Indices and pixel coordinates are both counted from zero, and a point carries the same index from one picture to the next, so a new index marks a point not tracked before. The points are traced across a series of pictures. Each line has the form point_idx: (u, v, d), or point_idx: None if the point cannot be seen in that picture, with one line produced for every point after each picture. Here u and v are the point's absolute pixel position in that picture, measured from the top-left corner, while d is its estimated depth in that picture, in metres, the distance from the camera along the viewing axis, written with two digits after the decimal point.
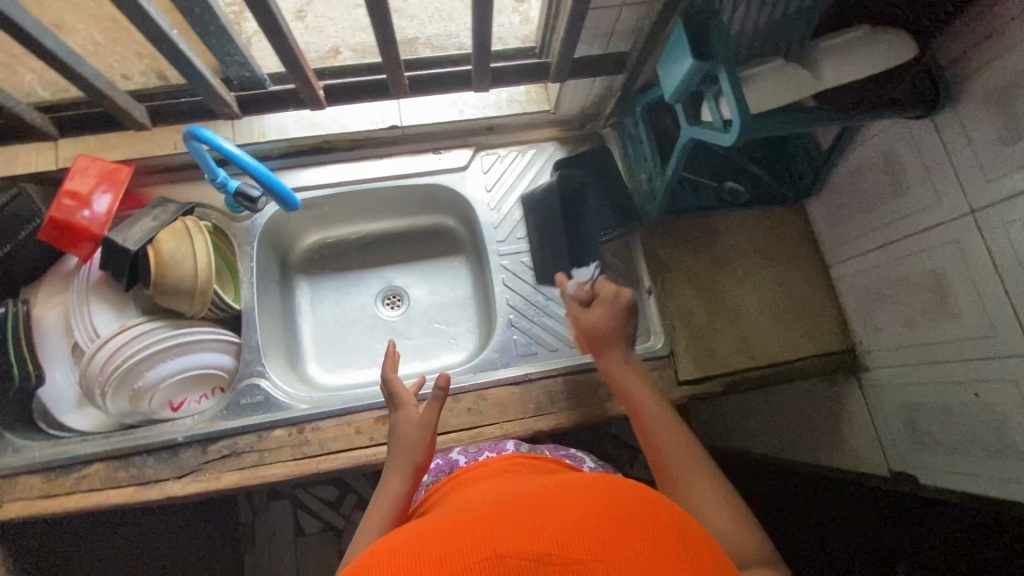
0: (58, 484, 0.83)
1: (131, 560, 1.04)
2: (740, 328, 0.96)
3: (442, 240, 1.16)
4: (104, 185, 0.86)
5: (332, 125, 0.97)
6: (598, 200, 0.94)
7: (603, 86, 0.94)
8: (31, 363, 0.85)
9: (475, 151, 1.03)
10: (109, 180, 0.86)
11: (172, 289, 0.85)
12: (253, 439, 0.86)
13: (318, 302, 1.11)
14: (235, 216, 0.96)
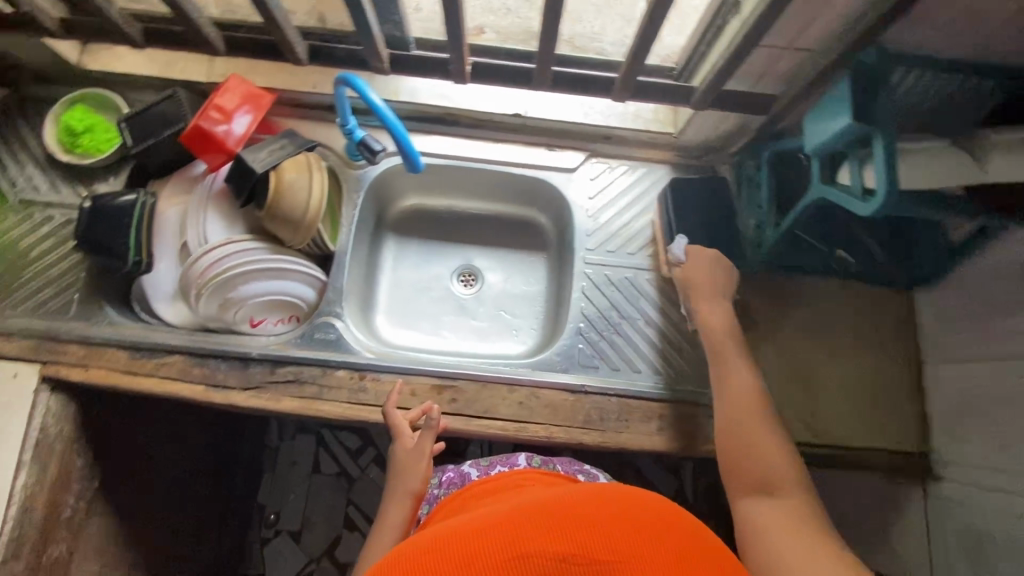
0: (140, 364, 0.90)
1: None
2: (811, 400, 0.93)
3: (528, 234, 1.16)
4: (248, 106, 0.91)
5: (462, 100, 1.00)
6: (701, 234, 0.92)
7: (736, 123, 0.92)
8: (144, 251, 0.90)
9: (587, 156, 1.03)
10: (253, 103, 0.91)
11: (282, 216, 0.90)
12: (318, 372, 0.90)
13: (399, 262, 1.15)
14: (351, 163, 1.01)
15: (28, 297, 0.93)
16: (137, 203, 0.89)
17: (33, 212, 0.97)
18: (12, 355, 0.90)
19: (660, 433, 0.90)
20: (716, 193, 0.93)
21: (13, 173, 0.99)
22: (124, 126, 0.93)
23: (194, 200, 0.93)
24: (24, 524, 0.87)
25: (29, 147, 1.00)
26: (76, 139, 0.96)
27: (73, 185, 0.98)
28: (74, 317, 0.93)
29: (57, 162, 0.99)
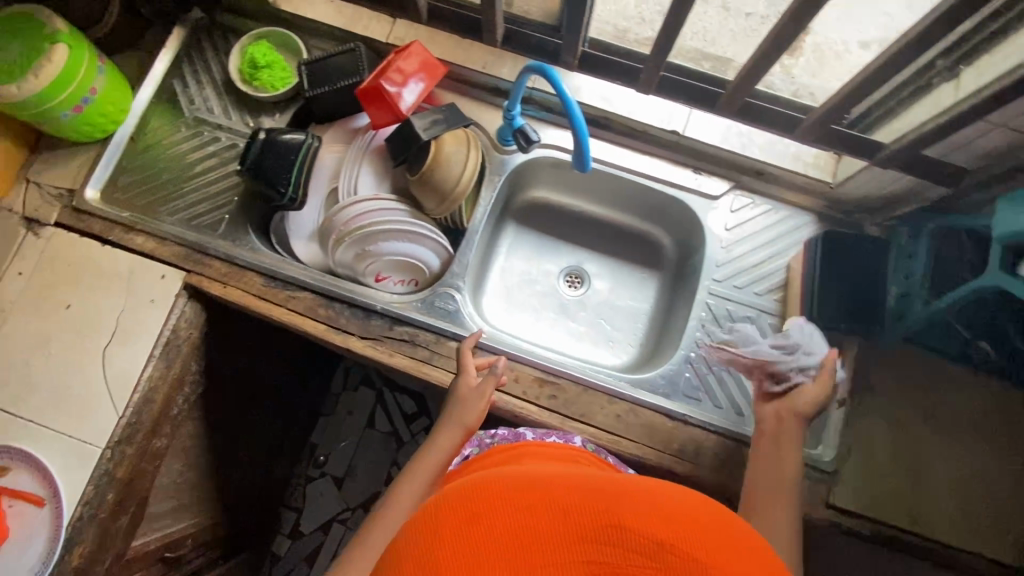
0: (273, 292, 0.95)
1: None
2: (915, 486, 0.89)
3: (645, 250, 1.15)
4: (424, 75, 0.94)
5: (623, 107, 1.00)
6: (843, 291, 0.89)
7: (905, 188, 0.89)
8: (301, 190, 0.96)
9: (733, 188, 1.01)
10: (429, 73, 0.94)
11: (433, 185, 0.93)
12: (432, 339, 0.93)
13: (512, 250, 1.17)
14: (499, 146, 1.03)
15: (185, 209, 1.01)
16: (303, 145, 0.94)
17: (202, 131, 1.05)
18: (164, 258, 0.97)
19: None
20: (868, 253, 0.89)
21: (193, 92, 1.07)
22: (304, 70, 0.99)
23: (352, 151, 0.98)
24: (142, 412, 0.93)
25: (210, 70, 1.07)
26: (257, 72, 1.02)
27: (243, 114, 1.05)
28: (222, 236, 0.99)
29: (232, 90, 1.06)
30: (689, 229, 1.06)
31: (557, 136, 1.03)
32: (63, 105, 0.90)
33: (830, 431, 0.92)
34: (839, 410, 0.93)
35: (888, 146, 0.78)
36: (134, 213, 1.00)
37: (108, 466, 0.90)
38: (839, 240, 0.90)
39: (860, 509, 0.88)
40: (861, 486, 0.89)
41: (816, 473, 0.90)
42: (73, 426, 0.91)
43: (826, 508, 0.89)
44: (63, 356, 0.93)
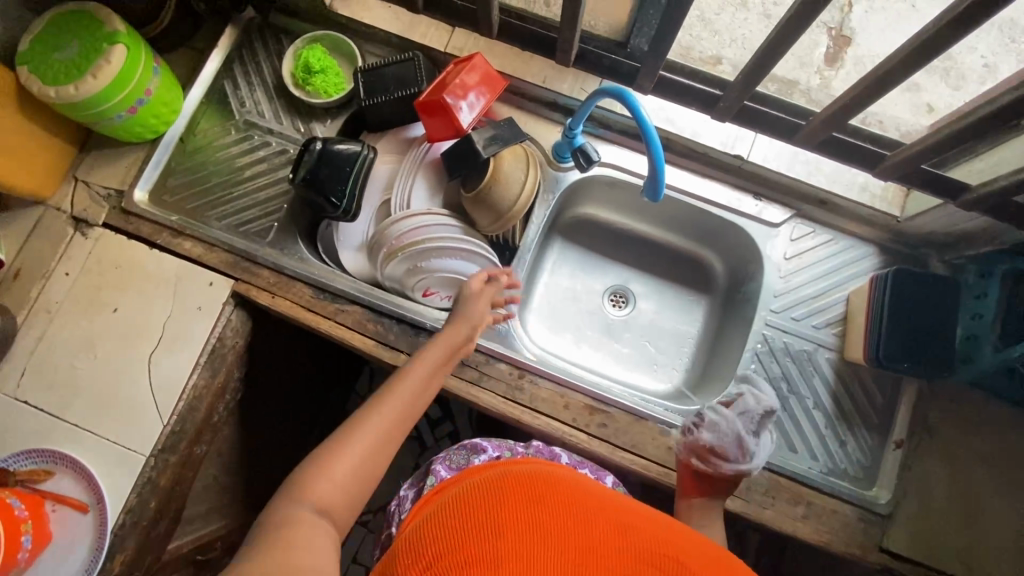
0: (321, 304, 0.94)
1: None
2: (975, 534, 0.86)
3: (693, 272, 1.13)
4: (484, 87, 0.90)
5: (686, 129, 0.99)
6: (912, 331, 0.85)
7: (981, 227, 0.85)
8: (354, 202, 0.94)
9: (793, 216, 0.98)
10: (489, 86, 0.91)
11: (490, 202, 0.90)
12: (481, 359, 0.92)
13: (557, 266, 1.15)
14: (554, 162, 1.00)
15: (233, 214, 0.99)
16: (359, 156, 0.93)
17: (252, 135, 1.03)
18: (212, 264, 0.96)
19: (805, 519, 0.86)
20: (939, 294, 0.86)
21: (244, 94, 1.05)
22: (359, 77, 0.97)
23: (407, 163, 0.97)
24: (186, 420, 0.92)
25: (262, 72, 1.05)
26: (310, 77, 1.00)
27: (294, 119, 1.03)
28: (270, 243, 0.98)
29: (283, 93, 1.04)
30: (744, 255, 1.03)
31: (615, 154, 1.01)
32: (119, 106, 0.89)
33: (886, 472, 0.90)
34: (896, 452, 0.90)
35: (973, 188, 0.75)
36: (183, 217, 0.99)
37: (152, 474, 0.89)
38: (912, 280, 0.86)
39: (916, 555, 0.85)
40: (918, 531, 0.86)
41: (871, 516, 0.88)
42: (118, 432, 0.90)
43: (879, 551, 0.86)
44: (108, 359, 0.92)
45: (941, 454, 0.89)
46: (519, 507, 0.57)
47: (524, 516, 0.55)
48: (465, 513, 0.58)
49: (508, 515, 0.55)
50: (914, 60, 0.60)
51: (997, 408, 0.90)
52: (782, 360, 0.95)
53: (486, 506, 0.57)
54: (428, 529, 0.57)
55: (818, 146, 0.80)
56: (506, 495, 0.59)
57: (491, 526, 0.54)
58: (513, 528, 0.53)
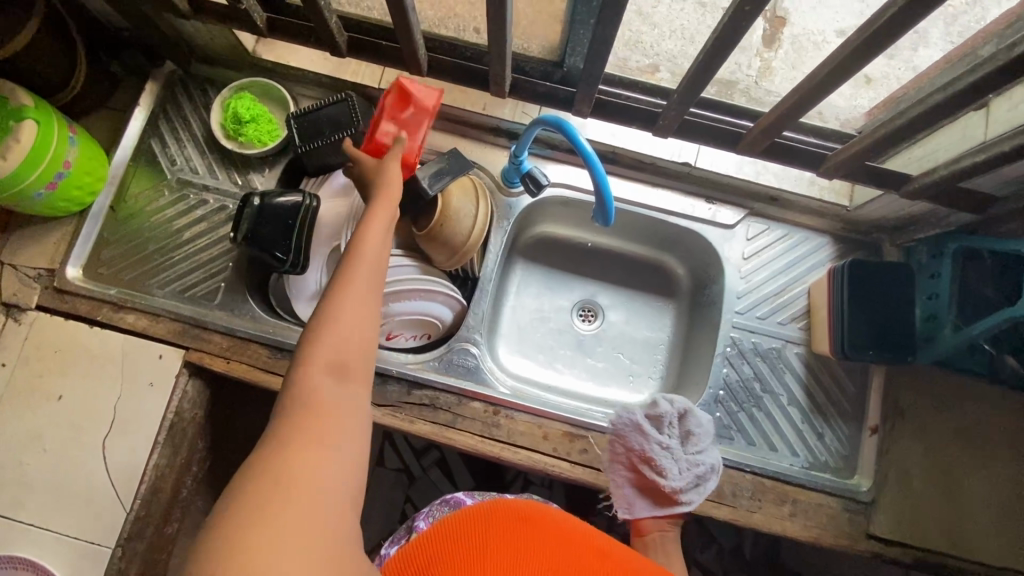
0: (280, 363, 0.90)
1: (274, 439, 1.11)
2: (954, 509, 0.88)
3: (657, 279, 1.12)
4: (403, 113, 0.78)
5: (632, 144, 0.98)
6: (876, 321, 0.86)
7: (927, 210, 0.86)
8: (303, 256, 0.91)
9: (747, 215, 0.99)
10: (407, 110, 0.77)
11: (443, 238, 0.88)
12: (453, 400, 0.89)
13: (522, 288, 1.13)
14: (504, 187, 0.98)
15: (176, 279, 0.95)
16: (302, 207, 0.89)
17: (188, 194, 0.98)
18: (161, 336, 0.91)
19: (793, 517, 0.87)
20: (898, 281, 0.86)
21: (174, 152, 1.00)
22: (293, 123, 0.93)
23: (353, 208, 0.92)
24: (151, 503, 0.87)
25: (190, 127, 1.01)
26: (241, 127, 0.96)
27: (230, 172, 0.99)
28: (220, 306, 0.94)
29: (216, 146, 1.00)
30: (703, 258, 1.03)
31: (567, 173, 1.00)
32: (37, 183, 0.83)
33: (864, 460, 0.91)
34: (872, 437, 0.92)
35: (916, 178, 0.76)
36: (123, 289, 0.94)
37: (120, 565, 0.85)
38: (871, 270, 0.86)
39: (902, 539, 0.87)
40: (901, 515, 0.88)
41: (855, 505, 0.89)
42: (79, 527, 0.85)
43: (868, 540, 0.87)
44: (59, 451, 0.87)
45: (915, 435, 0.90)
46: (516, 543, 0.56)
47: (521, 553, 0.55)
48: (468, 536, 0.57)
49: (504, 550, 0.55)
50: (850, 63, 0.60)
51: (963, 383, 0.92)
52: (753, 361, 0.95)
53: (487, 534, 0.57)
54: (428, 538, 0.58)
55: (762, 152, 0.80)
56: (507, 525, 0.59)
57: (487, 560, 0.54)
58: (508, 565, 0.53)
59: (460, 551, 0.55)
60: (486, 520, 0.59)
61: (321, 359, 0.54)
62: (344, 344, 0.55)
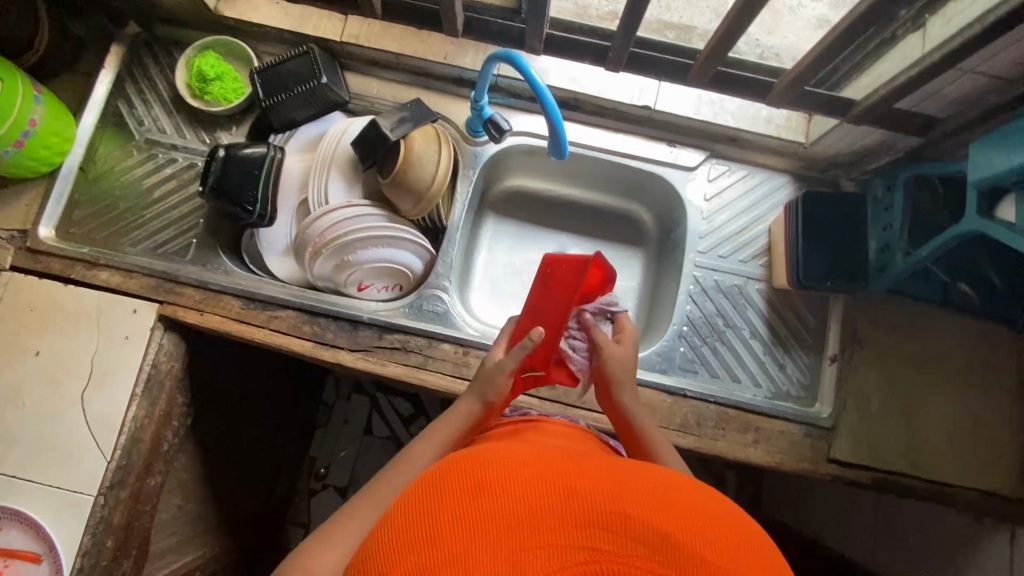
0: (252, 313, 0.92)
1: None
2: (910, 431, 0.91)
3: (626, 227, 1.14)
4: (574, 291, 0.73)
5: (591, 87, 0.98)
6: (826, 250, 0.90)
7: (878, 141, 0.88)
8: (268, 207, 0.93)
9: (707, 157, 1.01)
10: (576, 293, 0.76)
11: (407, 185, 0.90)
12: (423, 342, 0.92)
13: (494, 242, 1.14)
14: (469, 138, 1.00)
15: (149, 237, 0.96)
16: (267, 157, 0.92)
17: (156, 153, 1.00)
18: (134, 291, 0.93)
19: (756, 445, 0.90)
20: (846, 212, 0.91)
21: (141, 113, 1.01)
22: (257, 78, 0.95)
23: (320, 159, 0.95)
24: (132, 454, 0.90)
25: (156, 88, 1.02)
26: (207, 85, 0.97)
27: (197, 131, 1.00)
28: (192, 261, 0.96)
29: (182, 106, 1.01)
30: (667, 203, 1.06)
31: (529, 122, 1.01)
32: (3, 140, 0.84)
33: (825, 388, 0.94)
34: (832, 366, 0.94)
35: (861, 104, 0.78)
36: (95, 247, 0.95)
37: (104, 512, 0.87)
38: (820, 203, 0.90)
39: (861, 461, 0.90)
40: (860, 438, 0.91)
41: (816, 431, 0.92)
42: (61, 476, 0.87)
43: (829, 463, 0.90)
44: (39, 405, 0.88)
45: (873, 362, 0.93)
46: (516, 476, 0.42)
47: (524, 488, 0.41)
48: (452, 480, 0.42)
49: (504, 487, 0.41)
50: None
51: (917, 310, 0.95)
52: (716, 297, 0.98)
53: (478, 474, 0.42)
54: (404, 502, 0.43)
55: (710, 83, 0.82)
56: (505, 462, 0.44)
57: (483, 499, 0.40)
58: (508, 506, 0.40)
59: (446, 497, 0.41)
60: (477, 464, 0.44)
61: (341, 541, 0.58)
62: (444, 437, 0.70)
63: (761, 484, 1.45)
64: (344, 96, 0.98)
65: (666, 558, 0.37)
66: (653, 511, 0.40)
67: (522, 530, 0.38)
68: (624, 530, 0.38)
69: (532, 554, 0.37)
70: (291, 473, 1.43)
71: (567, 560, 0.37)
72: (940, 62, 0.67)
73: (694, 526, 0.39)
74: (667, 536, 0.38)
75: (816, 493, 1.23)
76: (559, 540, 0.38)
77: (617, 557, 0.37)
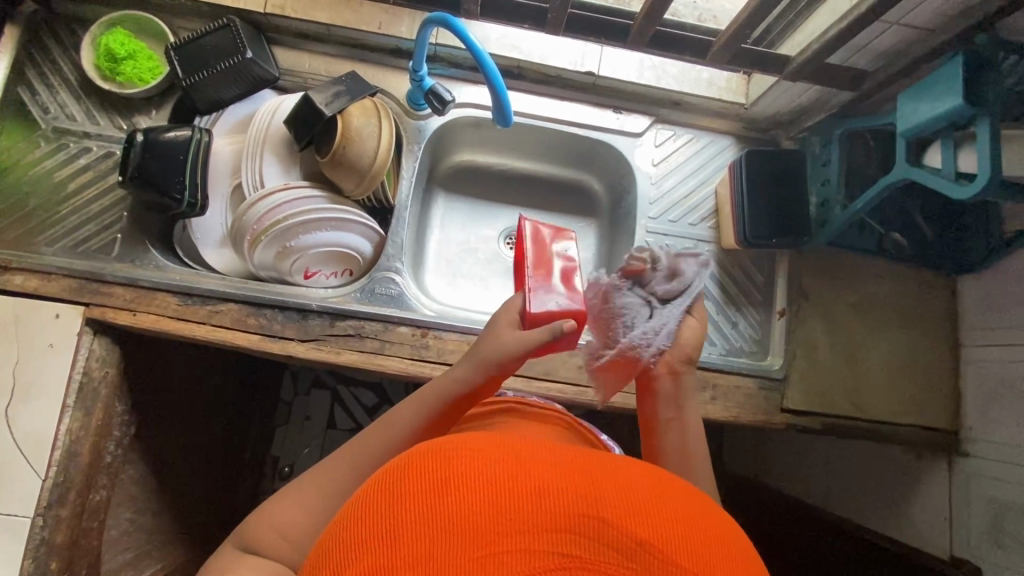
0: (192, 310, 0.86)
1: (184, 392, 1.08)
2: (855, 376, 0.95)
3: (579, 199, 1.13)
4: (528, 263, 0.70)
5: (533, 53, 0.96)
6: (768, 209, 0.92)
7: (813, 98, 0.91)
8: (198, 194, 0.88)
9: (653, 122, 1.02)
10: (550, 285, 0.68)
11: (349, 161, 0.86)
12: (379, 327, 0.88)
13: (446, 220, 1.11)
14: (412, 112, 0.97)
15: (65, 235, 0.88)
16: (192, 140, 0.87)
17: (66, 142, 0.91)
18: (55, 295, 0.85)
19: (714, 401, 0.92)
20: (786, 168, 0.93)
21: (44, 99, 0.92)
22: (173, 55, 0.88)
23: (250, 140, 0.90)
24: (70, 469, 0.83)
25: (60, 70, 0.93)
26: (118, 65, 0.90)
27: (112, 116, 0.93)
28: (119, 258, 0.89)
29: (93, 89, 0.93)
30: (616, 170, 1.06)
31: (472, 93, 0.98)
32: None
33: (775, 341, 0.98)
34: (781, 320, 0.98)
35: (795, 61, 0.80)
36: (4, 250, 0.86)
37: (44, 534, 0.81)
38: (761, 162, 0.93)
39: (812, 409, 0.93)
40: (811, 387, 0.94)
41: (769, 383, 0.95)
42: None
43: (783, 413, 0.94)
44: None
45: (818, 313, 0.97)
46: (484, 472, 0.37)
47: (493, 486, 0.36)
48: (413, 476, 0.38)
49: (469, 485, 0.36)
50: None
51: (855, 260, 0.99)
52: None
53: (445, 469, 0.37)
54: (365, 500, 0.38)
55: (648, 45, 0.82)
56: (474, 453, 0.39)
57: (446, 498, 0.35)
58: (472, 504, 0.35)
59: (410, 494, 0.36)
60: (441, 457, 0.39)
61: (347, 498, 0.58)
62: (412, 412, 0.62)
63: (723, 439, 1.50)
64: (274, 71, 0.93)
65: (642, 565, 0.33)
66: (630, 514, 0.36)
67: (489, 531, 0.33)
68: (597, 535, 0.34)
69: (497, 560, 0.32)
70: (251, 475, 1.37)
71: (535, 565, 0.32)
72: (865, 13, 0.69)
73: (671, 531, 0.36)
74: (643, 543, 0.34)
75: (775, 443, 1.28)
76: (528, 543, 0.33)
77: (588, 563, 0.33)
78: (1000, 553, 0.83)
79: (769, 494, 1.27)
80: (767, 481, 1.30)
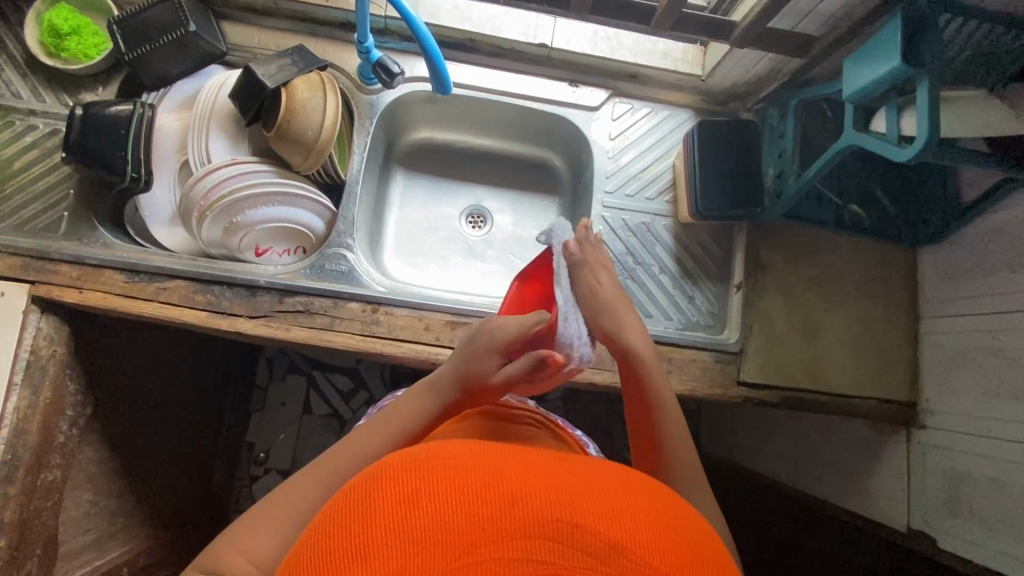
0: (139, 287, 0.86)
1: (142, 374, 1.06)
2: (814, 348, 0.94)
3: (541, 175, 1.13)
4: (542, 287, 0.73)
5: (485, 26, 0.95)
6: (721, 179, 0.91)
7: (768, 69, 0.90)
8: (143, 168, 0.87)
9: (611, 96, 1.01)
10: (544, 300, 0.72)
11: (293, 136, 0.85)
12: (328, 303, 0.88)
13: (406, 199, 1.10)
14: (363, 86, 0.96)
15: (9, 214, 0.87)
16: (134, 115, 0.86)
17: (11, 120, 0.90)
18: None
19: (670, 375, 0.92)
20: (739, 138, 0.92)
21: None
22: (115, 29, 0.87)
23: (195, 115, 0.90)
24: (18, 447, 0.82)
25: (4, 47, 0.92)
26: (62, 40, 0.89)
27: (58, 94, 0.92)
28: (65, 236, 0.88)
29: (38, 66, 0.92)
30: (575, 146, 1.05)
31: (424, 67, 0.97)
32: None
33: (734, 315, 0.97)
34: (737, 293, 0.97)
35: (740, 27, 0.79)
36: None
37: None
38: (714, 133, 0.92)
39: (769, 382, 0.93)
40: (768, 360, 0.93)
41: (726, 357, 0.94)
42: None
43: (740, 386, 0.93)
44: None
45: (775, 286, 0.96)
46: (455, 481, 0.36)
47: (466, 495, 0.35)
48: (385, 487, 0.36)
49: (441, 496, 0.35)
50: None
51: (816, 233, 0.98)
52: (624, 236, 0.99)
53: (414, 481, 0.36)
54: (332, 513, 0.37)
55: (592, 11, 0.81)
56: (447, 465, 0.38)
57: (418, 511, 0.34)
58: (444, 515, 0.34)
59: (379, 505, 0.35)
60: (413, 470, 0.38)
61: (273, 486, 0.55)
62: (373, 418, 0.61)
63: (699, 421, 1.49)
64: (221, 46, 0.92)
65: (616, 569, 0.32)
66: (605, 518, 0.35)
67: (460, 539, 0.32)
68: (572, 540, 0.33)
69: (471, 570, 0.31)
70: (224, 460, 1.37)
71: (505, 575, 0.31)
72: None
73: (649, 538, 0.35)
74: (616, 546, 0.33)
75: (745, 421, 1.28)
76: (502, 552, 0.32)
77: (564, 569, 0.32)
78: (953, 522, 0.83)
79: (741, 472, 1.26)
80: (739, 461, 1.29)
